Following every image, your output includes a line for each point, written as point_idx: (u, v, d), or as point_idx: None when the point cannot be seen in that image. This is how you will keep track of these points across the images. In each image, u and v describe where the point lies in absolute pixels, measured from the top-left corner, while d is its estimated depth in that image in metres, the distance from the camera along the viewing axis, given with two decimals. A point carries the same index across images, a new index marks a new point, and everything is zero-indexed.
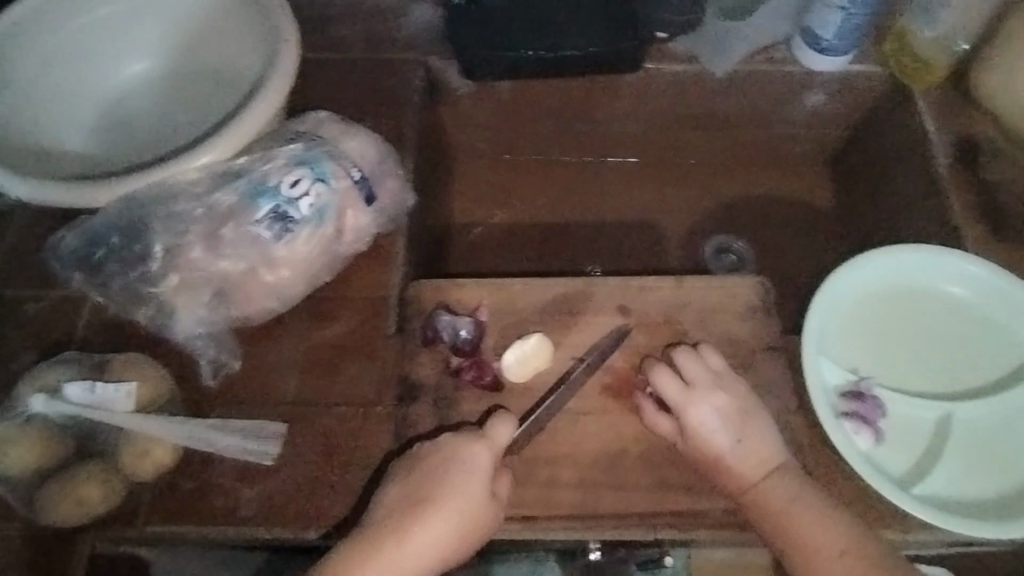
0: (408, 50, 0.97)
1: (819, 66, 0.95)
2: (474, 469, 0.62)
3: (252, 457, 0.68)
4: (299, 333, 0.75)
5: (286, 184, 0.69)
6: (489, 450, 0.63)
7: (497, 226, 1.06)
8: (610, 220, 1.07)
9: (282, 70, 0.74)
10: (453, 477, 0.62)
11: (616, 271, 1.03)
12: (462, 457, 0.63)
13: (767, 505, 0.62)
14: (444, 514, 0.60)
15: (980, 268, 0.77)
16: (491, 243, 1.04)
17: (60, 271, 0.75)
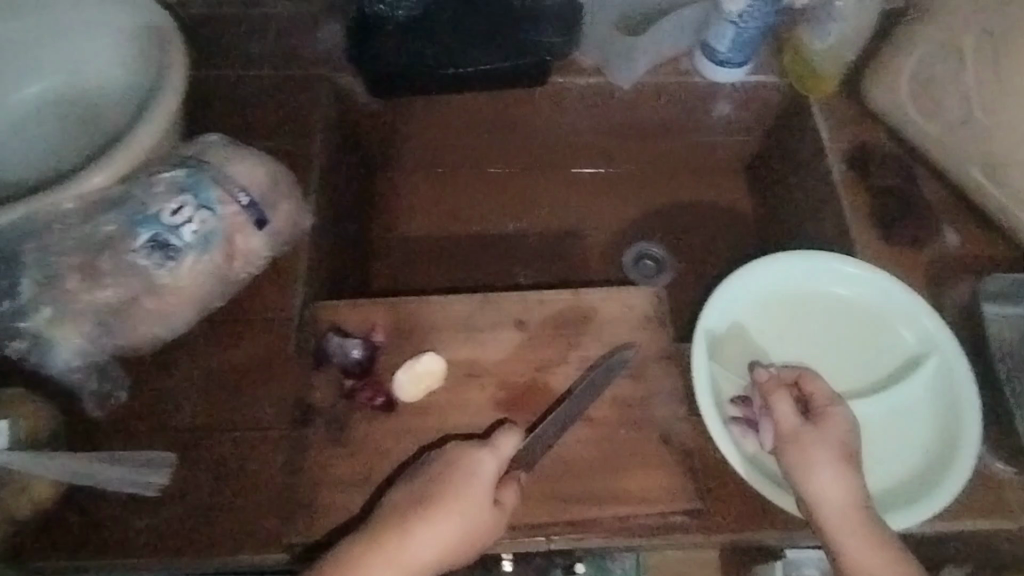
0: (320, 65, 0.90)
1: (718, 78, 0.95)
2: (480, 479, 0.64)
3: (138, 488, 0.67)
4: (196, 359, 0.74)
5: (167, 213, 0.70)
6: (497, 461, 0.66)
7: (424, 240, 1.03)
8: (537, 232, 1.05)
9: (169, 95, 0.74)
10: (462, 482, 0.64)
11: (546, 282, 1.02)
12: (467, 467, 0.65)
13: (820, 502, 0.65)
14: (449, 522, 0.62)
15: (859, 269, 0.81)
16: (420, 258, 1.02)
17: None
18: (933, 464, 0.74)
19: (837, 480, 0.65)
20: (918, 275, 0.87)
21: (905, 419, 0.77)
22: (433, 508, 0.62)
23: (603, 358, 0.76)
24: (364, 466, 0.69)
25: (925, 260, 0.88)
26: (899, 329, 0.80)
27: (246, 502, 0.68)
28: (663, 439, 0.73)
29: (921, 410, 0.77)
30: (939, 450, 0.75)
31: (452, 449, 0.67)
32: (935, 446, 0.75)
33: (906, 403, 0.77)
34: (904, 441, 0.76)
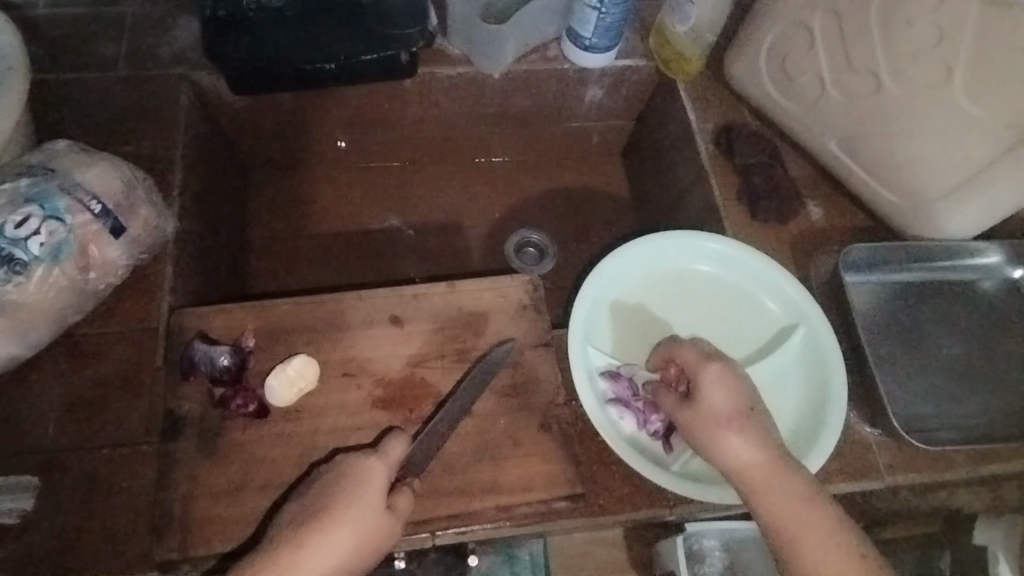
0: (174, 66, 0.89)
1: (586, 63, 0.98)
2: (374, 485, 0.64)
3: (2, 516, 0.66)
4: (57, 375, 0.71)
5: (10, 225, 0.67)
6: (389, 468, 0.66)
7: (313, 238, 1.04)
8: (426, 225, 1.08)
9: (6, 102, 0.70)
10: (352, 490, 0.63)
11: (439, 274, 1.04)
12: (360, 476, 0.64)
13: (735, 441, 0.64)
14: (346, 531, 0.61)
15: (725, 246, 0.85)
16: (304, 255, 1.03)
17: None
18: (807, 426, 0.77)
19: (746, 439, 0.64)
20: (786, 249, 0.91)
21: (780, 386, 0.80)
22: (329, 519, 0.61)
23: (480, 347, 0.77)
24: (239, 476, 0.68)
25: (792, 233, 0.92)
26: (766, 302, 0.85)
27: (116, 521, 0.67)
28: (543, 426, 0.74)
29: (794, 375, 0.81)
30: (812, 412, 0.78)
31: (342, 462, 0.66)
32: (808, 408, 0.78)
33: (779, 371, 0.81)
34: (780, 406, 0.79)
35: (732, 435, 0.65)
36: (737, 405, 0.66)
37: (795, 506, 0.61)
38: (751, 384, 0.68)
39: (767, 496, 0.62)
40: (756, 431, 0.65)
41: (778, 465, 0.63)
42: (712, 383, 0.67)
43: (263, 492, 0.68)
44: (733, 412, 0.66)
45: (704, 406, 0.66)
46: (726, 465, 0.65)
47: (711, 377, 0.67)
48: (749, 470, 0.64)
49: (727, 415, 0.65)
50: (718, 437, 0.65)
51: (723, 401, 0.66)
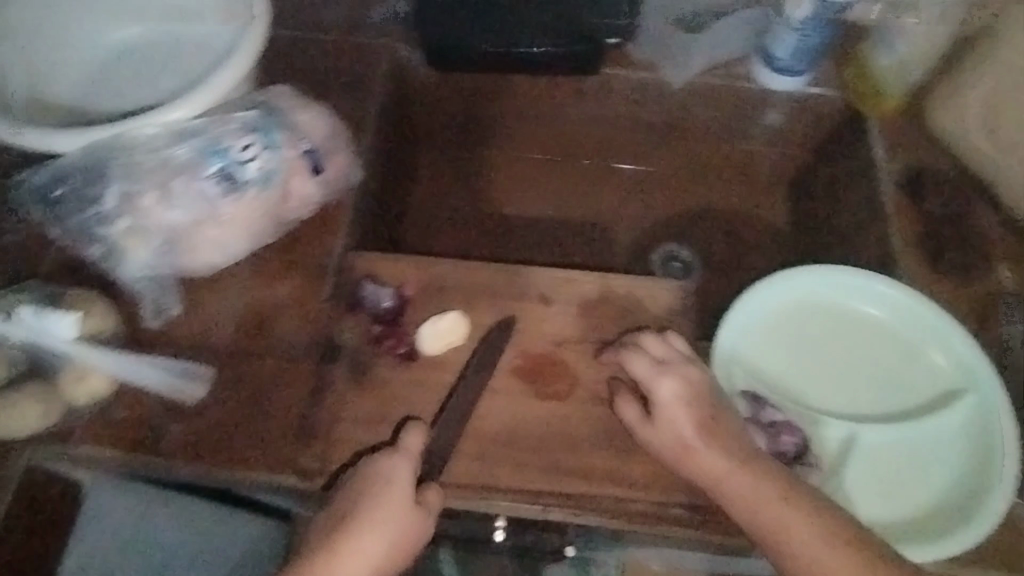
0: (378, 36, 0.96)
1: (773, 84, 0.96)
2: (388, 484, 0.67)
3: (180, 395, 0.74)
4: (241, 287, 0.79)
5: (236, 148, 0.75)
6: (408, 464, 0.69)
7: (465, 211, 1.08)
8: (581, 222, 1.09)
9: (252, 42, 0.79)
10: (379, 492, 0.67)
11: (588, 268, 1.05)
12: (378, 475, 0.68)
13: (742, 488, 0.67)
14: (378, 528, 0.66)
15: (901, 293, 0.79)
16: (455, 227, 1.07)
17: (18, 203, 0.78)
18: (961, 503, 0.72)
19: (750, 480, 0.67)
20: (962, 305, 0.84)
21: (936, 453, 0.75)
22: (356, 524, 0.66)
23: (624, 343, 0.78)
24: (381, 408, 0.74)
25: (973, 292, 0.85)
26: (936, 360, 0.79)
27: (270, 426, 0.73)
28: None
29: (953, 444, 0.75)
30: (967, 489, 0.73)
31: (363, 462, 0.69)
32: (964, 483, 0.73)
33: (935, 436, 0.76)
34: (931, 473, 0.74)
35: (727, 469, 0.68)
36: (706, 427, 0.69)
37: (808, 536, 0.65)
38: (715, 399, 0.71)
39: (760, 522, 0.66)
40: (763, 472, 0.68)
41: (784, 504, 0.66)
42: (668, 399, 0.70)
43: (400, 429, 0.73)
44: (704, 445, 0.68)
45: (705, 446, 0.68)
46: (735, 506, 0.67)
47: (667, 397, 0.70)
48: (771, 507, 0.66)
49: (684, 449, 0.69)
50: (718, 485, 0.68)
51: (713, 447, 0.68)
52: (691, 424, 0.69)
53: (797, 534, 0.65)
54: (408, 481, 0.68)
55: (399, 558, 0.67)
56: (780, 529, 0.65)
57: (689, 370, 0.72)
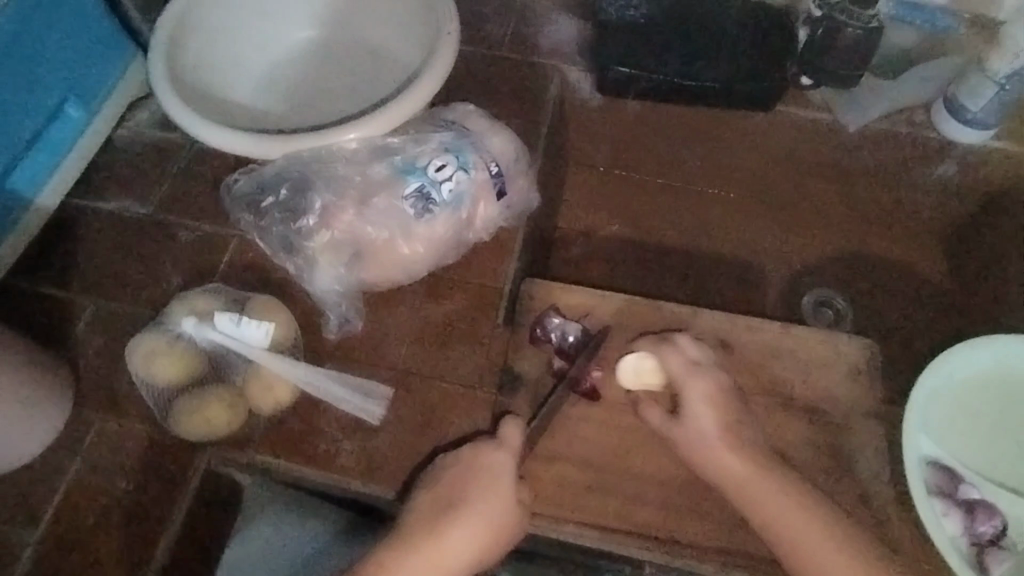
0: (554, 58, 1.00)
1: (956, 135, 0.96)
2: (490, 475, 0.67)
3: (361, 413, 0.73)
4: (416, 304, 0.79)
5: (431, 168, 0.75)
6: (508, 458, 0.69)
7: (610, 238, 1.00)
8: (734, 259, 0.99)
9: (444, 55, 0.79)
10: (481, 481, 0.67)
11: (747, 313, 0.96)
12: (476, 464, 0.68)
13: (794, 531, 0.64)
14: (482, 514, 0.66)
15: None
16: (598, 254, 1.00)
17: (230, 212, 0.82)
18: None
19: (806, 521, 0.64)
20: None
21: None
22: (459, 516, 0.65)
23: (808, 400, 0.76)
24: (558, 444, 0.73)
25: None
26: None
27: (445, 452, 0.73)
28: (862, 497, 0.72)
29: None
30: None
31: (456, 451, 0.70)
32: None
33: None
34: None
35: (797, 515, 0.64)
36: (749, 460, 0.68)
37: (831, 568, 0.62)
38: (738, 417, 0.70)
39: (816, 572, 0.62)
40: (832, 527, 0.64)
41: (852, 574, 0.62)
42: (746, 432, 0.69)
43: (580, 470, 0.72)
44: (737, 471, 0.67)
45: (728, 460, 0.67)
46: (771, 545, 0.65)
47: (750, 440, 0.69)
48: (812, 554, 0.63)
49: (768, 498, 0.65)
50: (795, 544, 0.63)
51: (755, 487, 0.66)
52: (735, 449, 0.68)
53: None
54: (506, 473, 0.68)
55: (501, 545, 0.66)
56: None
57: (719, 400, 0.70)
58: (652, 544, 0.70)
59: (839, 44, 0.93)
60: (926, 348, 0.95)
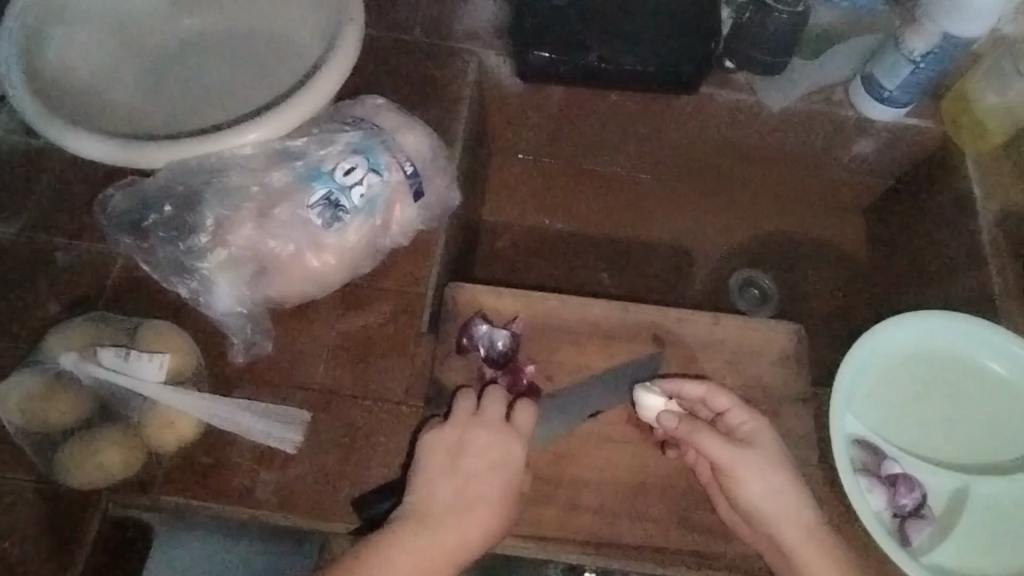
0: (464, 41, 0.91)
1: (873, 113, 0.92)
2: (489, 452, 0.65)
3: (277, 443, 0.68)
4: (333, 318, 0.74)
5: (339, 172, 0.69)
6: (511, 435, 0.66)
7: (534, 229, 1.03)
8: (647, 241, 1.05)
9: (347, 46, 0.73)
10: (532, 440, 0.65)
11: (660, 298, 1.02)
12: (474, 443, 0.65)
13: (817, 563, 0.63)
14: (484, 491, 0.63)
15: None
16: (526, 248, 1.02)
17: (106, 233, 0.73)
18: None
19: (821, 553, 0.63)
20: None
21: None
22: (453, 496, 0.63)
23: (740, 390, 0.75)
24: None
25: None
26: None
27: (371, 473, 0.69)
28: None
29: None
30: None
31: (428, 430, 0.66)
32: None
33: None
34: None
35: (794, 521, 0.64)
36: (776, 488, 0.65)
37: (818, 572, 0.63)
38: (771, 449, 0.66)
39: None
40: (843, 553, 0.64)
41: None
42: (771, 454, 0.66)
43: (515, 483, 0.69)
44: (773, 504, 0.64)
45: (751, 490, 0.65)
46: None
47: (766, 445, 0.67)
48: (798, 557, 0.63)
49: (762, 506, 0.64)
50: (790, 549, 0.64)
51: (764, 496, 0.64)
52: (765, 481, 0.65)
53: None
54: (504, 447, 0.65)
55: (539, 497, 0.65)
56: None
57: (732, 415, 0.68)
58: (595, 549, 0.68)
59: (768, 34, 0.88)
60: (836, 319, 1.03)
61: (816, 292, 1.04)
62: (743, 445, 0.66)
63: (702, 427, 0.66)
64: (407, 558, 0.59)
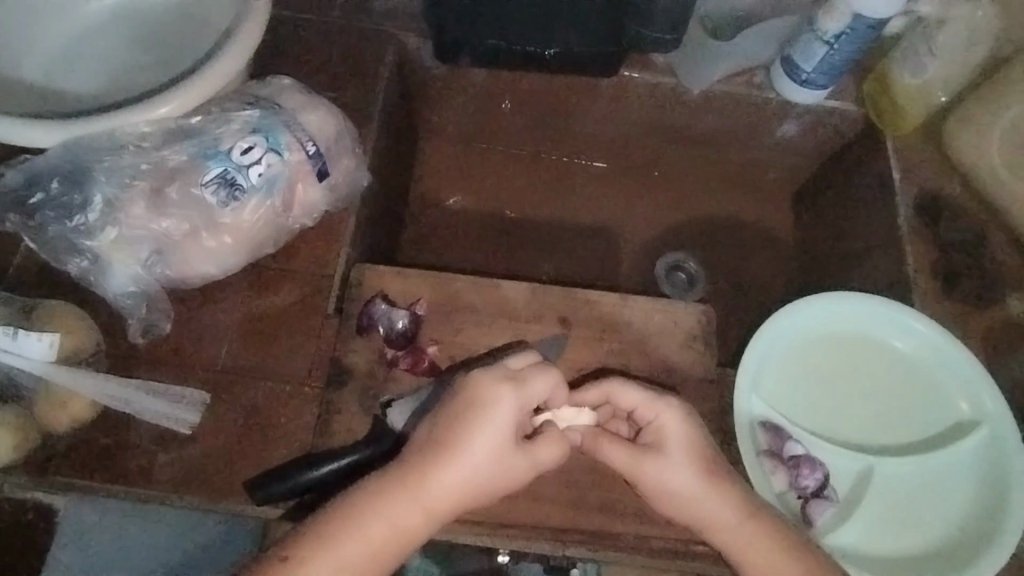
0: (385, 22, 0.91)
1: (796, 97, 0.92)
2: (496, 414, 0.60)
3: (172, 423, 0.68)
4: (236, 300, 0.74)
5: (237, 151, 0.69)
6: (522, 399, 0.61)
7: (458, 212, 1.04)
8: (573, 226, 1.06)
9: (252, 24, 0.70)
10: (479, 418, 0.60)
11: (584, 280, 1.02)
12: (488, 404, 0.60)
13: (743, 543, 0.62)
14: (484, 452, 0.59)
15: (929, 329, 0.78)
16: (449, 231, 1.03)
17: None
18: (963, 546, 0.70)
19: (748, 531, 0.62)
20: (977, 338, 0.81)
21: (945, 490, 0.73)
22: (454, 453, 0.59)
23: (646, 370, 0.75)
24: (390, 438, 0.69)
25: (988, 322, 0.82)
26: (959, 402, 0.77)
27: (268, 455, 0.68)
28: None
29: (963, 488, 0.73)
30: (972, 534, 0.71)
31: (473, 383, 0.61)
32: (968, 527, 0.71)
33: (949, 471, 0.74)
34: (941, 511, 0.72)
35: (720, 509, 0.63)
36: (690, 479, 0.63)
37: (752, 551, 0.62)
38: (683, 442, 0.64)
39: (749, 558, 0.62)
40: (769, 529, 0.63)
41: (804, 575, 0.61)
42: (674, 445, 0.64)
43: None
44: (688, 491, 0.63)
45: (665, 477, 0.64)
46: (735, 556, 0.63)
47: (675, 445, 0.64)
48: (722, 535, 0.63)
49: (684, 492, 0.63)
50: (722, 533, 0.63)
51: (678, 498, 0.63)
52: (676, 475, 0.63)
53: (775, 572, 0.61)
54: (517, 412, 0.61)
55: (499, 479, 0.60)
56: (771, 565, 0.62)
57: (640, 413, 0.66)
58: (488, 530, 0.68)
59: (656, 10, 0.84)
60: (763, 300, 1.05)
61: (744, 275, 1.05)
62: (648, 450, 0.65)
63: (602, 437, 0.66)
64: (399, 509, 0.58)
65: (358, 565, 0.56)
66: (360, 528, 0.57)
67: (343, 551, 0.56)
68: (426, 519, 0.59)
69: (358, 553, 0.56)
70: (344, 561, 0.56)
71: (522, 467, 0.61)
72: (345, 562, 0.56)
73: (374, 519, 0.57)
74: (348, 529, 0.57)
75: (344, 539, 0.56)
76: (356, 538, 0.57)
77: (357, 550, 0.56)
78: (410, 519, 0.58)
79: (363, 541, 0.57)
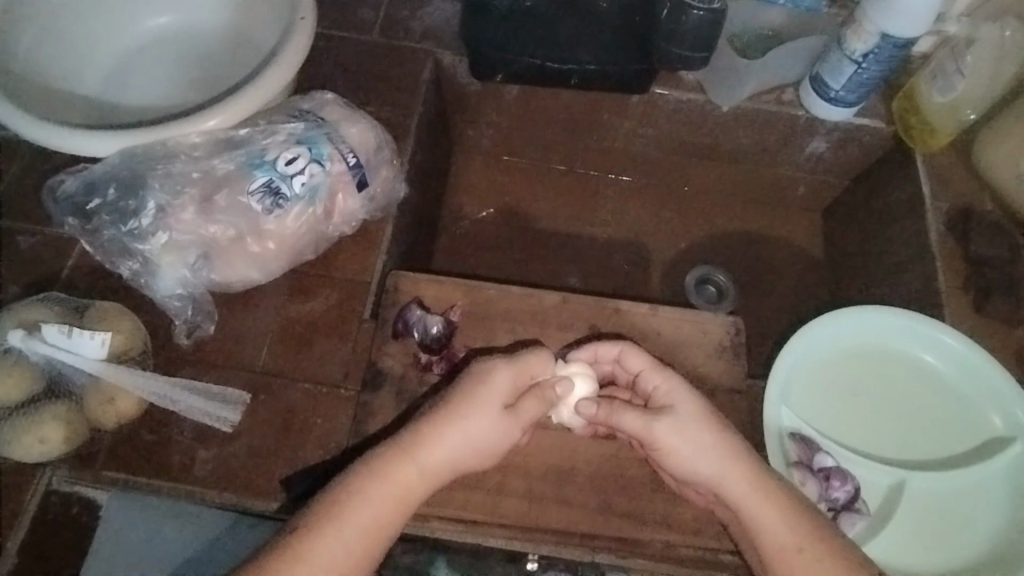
0: (421, 40, 0.94)
1: (823, 114, 0.93)
2: (493, 389, 0.62)
3: (212, 421, 0.70)
4: (278, 304, 0.76)
5: (282, 161, 0.72)
6: (512, 371, 0.64)
7: (488, 222, 1.07)
8: (598, 238, 1.07)
9: (299, 41, 0.74)
10: (475, 391, 0.62)
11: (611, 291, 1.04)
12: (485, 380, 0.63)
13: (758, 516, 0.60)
14: (479, 423, 0.61)
15: (957, 340, 0.77)
16: (478, 242, 1.06)
17: (51, 213, 0.76)
18: (999, 562, 0.69)
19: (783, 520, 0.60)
20: (1012, 357, 0.81)
21: (979, 504, 0.72)
22: (453, 424, 0.61)
23: None
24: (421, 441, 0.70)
25: (1021, 340, 0.81)
26: (991, 415, 0.76)
27: (302, 457, 0.69)
28: None
29: (999, 504, 0.72)
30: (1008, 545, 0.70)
31: (471, 368, 0.64)
32: (1001, 541, 0.70)
33: (983, 485, 0.73)
34: (975, 526, 0.71)
35: (736, 481, 0.61)
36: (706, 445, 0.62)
37: (781, 541, 0.59)
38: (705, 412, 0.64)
39: (766, 537, 0.59)
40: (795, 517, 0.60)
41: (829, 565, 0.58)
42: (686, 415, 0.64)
43: None
44: (705, 459, 0.62)
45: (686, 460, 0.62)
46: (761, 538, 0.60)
47: (684, 402, 0.65)
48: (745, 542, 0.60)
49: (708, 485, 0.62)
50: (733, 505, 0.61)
51: None
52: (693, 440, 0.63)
53: (796, 561, 0.58)
54: (509, 390, 0.63)
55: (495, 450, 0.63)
56: (793, 551, 0.58)
57: (647, 377, 0.67)
58: (517, 534, 0.68)
59: (683, 29, 0.83)
60: (789, 314, 1.05)
61: (770, 290, 1.06)
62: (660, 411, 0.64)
63: (618, 406, 0.65)
64: (405, 474, 0.59)
65: (367, 531, 0.56)
66: (370, 493, 0.57)
67: (358, 518, 0.56)
68: (428, 483, 0.60)
69: (367, 515, 0.56)
70: (355, 525, 0.56)
71: (510, 439, 0.63)
72: (357, 529, 0.56)
73: (383, 485, 0.58)
74: (361, 495, 0.57)
75: (357, 503, 0.56)
76: (368, 502, 0.57)
77: (369, 519, 0.56)
78: (416, 484, 0.59)
79: (373, 504, 0.57)
